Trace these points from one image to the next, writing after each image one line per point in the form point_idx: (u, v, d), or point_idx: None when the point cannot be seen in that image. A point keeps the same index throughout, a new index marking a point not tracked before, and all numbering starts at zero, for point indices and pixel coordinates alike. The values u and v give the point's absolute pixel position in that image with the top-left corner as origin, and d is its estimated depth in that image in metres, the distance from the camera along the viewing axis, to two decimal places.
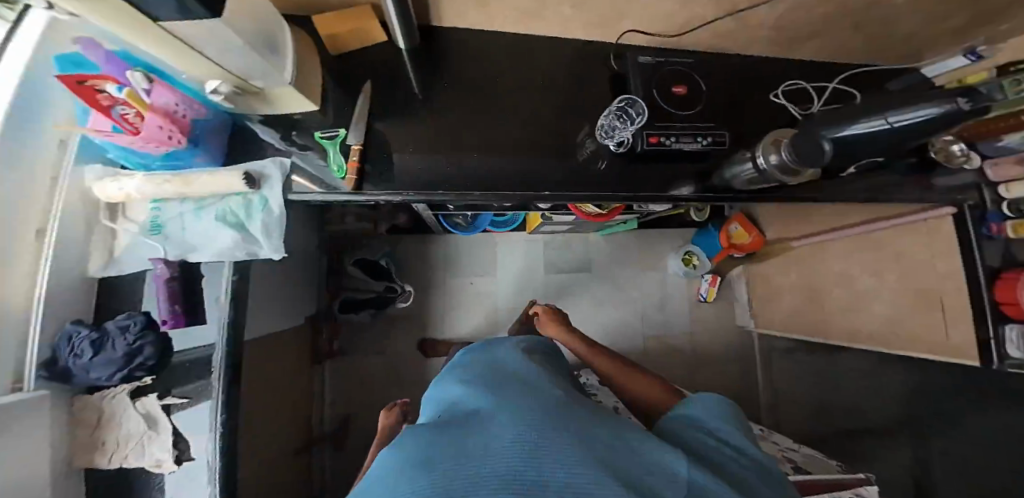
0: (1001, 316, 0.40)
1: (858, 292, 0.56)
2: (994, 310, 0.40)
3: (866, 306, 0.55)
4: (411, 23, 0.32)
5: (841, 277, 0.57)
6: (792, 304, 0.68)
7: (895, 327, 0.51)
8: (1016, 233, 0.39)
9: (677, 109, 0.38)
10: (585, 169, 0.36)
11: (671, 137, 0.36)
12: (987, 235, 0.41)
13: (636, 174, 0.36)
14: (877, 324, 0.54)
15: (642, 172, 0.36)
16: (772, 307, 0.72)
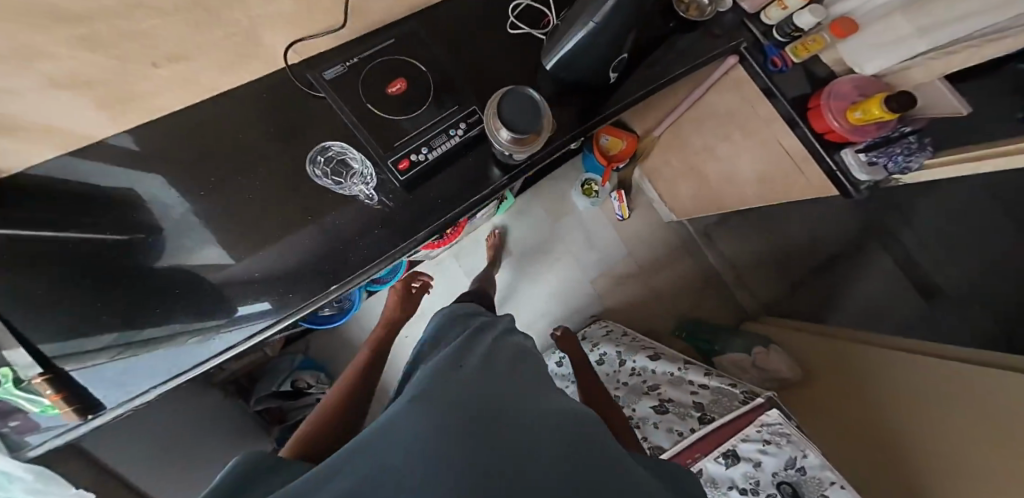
0: (835, 146, 0.61)
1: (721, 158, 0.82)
2: (824, 141, 0.62)
3: (734, 168, 0.81)
4: (341, 93, 0.47)
5: (706, 151, 0.85)
6: (691, 189, 1.00)
7: (764, 180, 0.76)
8: (794, 56, 0.63)
9: (395, 108, 0.48)
10: (368, 209, 0.46)
11: (419, 150, 0.47)
12: (777, 68, 0.65)
13: (417, 192, 0.47)
14: (752, 183, 0.79)
15: (422, 188, 0.47)
16: (679, 195, 1.06)
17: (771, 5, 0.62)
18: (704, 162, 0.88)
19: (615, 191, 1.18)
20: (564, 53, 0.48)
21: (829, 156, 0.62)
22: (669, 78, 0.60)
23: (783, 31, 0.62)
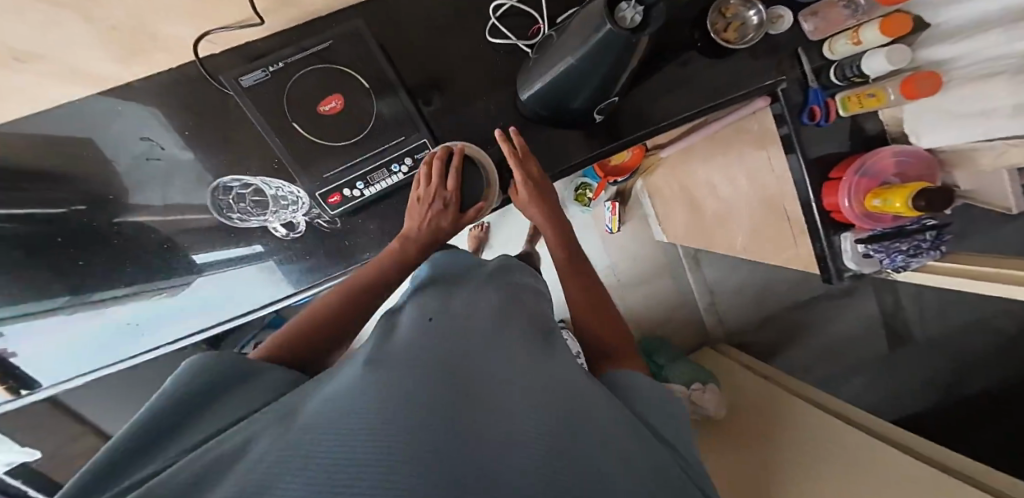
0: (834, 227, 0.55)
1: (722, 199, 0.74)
2: (824, 218, 0.55)
3: (731, 213, 0.73)
4: (280, 108, 0.45)
5: (709, 187, 0.77)
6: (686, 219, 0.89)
7: (757, 234, 0.69)
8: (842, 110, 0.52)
9: (332, 130, 0.46)
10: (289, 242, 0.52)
11: (354, 188, 0.47)
12: (809, 121, 0.54)
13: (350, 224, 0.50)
14: (745, 234, 0.72)
15: (354, 221, 0.50)
16: (673, 222, 0.95)
17: (841, 36, 0.48)
18: (700, 196, 0.81)
19: (611, 201, 1.05)
20: (545, 85, 0.42)
21: (825, 236, 0.56)
22: (668, 122, 0.52)
23: (843, 73, 0.50)
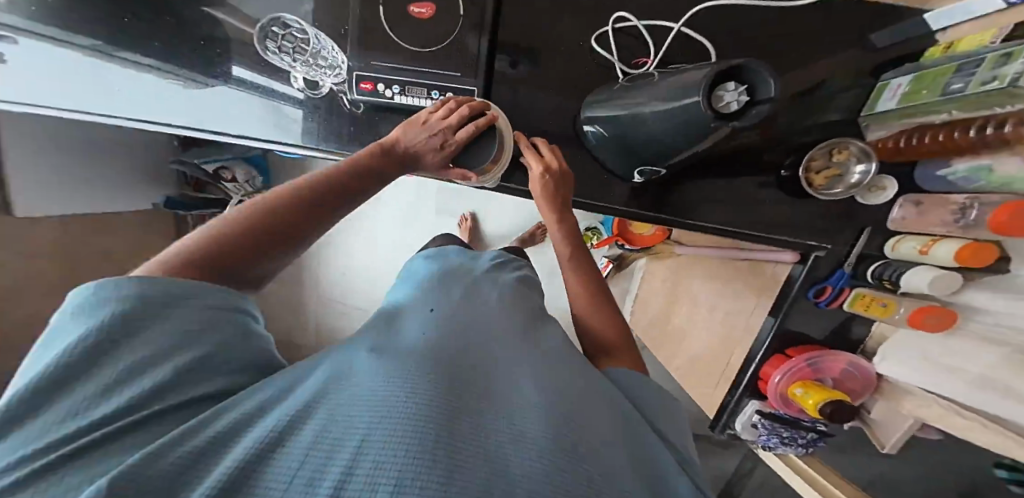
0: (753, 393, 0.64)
1: (693, 318, 0.77)
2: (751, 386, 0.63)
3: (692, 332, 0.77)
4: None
5: (693, 302, 0.78)
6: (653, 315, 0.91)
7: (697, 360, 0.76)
8: (848, 303, 0.51)
9: (404, 28, 0.47)
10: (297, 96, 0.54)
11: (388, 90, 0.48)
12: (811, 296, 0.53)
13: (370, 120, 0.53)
14: (688, 358, 0.77)
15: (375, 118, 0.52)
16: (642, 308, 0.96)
17: (909, 238, 0.46)
18: (680, 304, 0.81)
19: (607, 259, 1.06)
20: (616, 112, 0.42)
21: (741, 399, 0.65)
22: (693, 220, 0.51)
23: (881, 272, 0.47)
